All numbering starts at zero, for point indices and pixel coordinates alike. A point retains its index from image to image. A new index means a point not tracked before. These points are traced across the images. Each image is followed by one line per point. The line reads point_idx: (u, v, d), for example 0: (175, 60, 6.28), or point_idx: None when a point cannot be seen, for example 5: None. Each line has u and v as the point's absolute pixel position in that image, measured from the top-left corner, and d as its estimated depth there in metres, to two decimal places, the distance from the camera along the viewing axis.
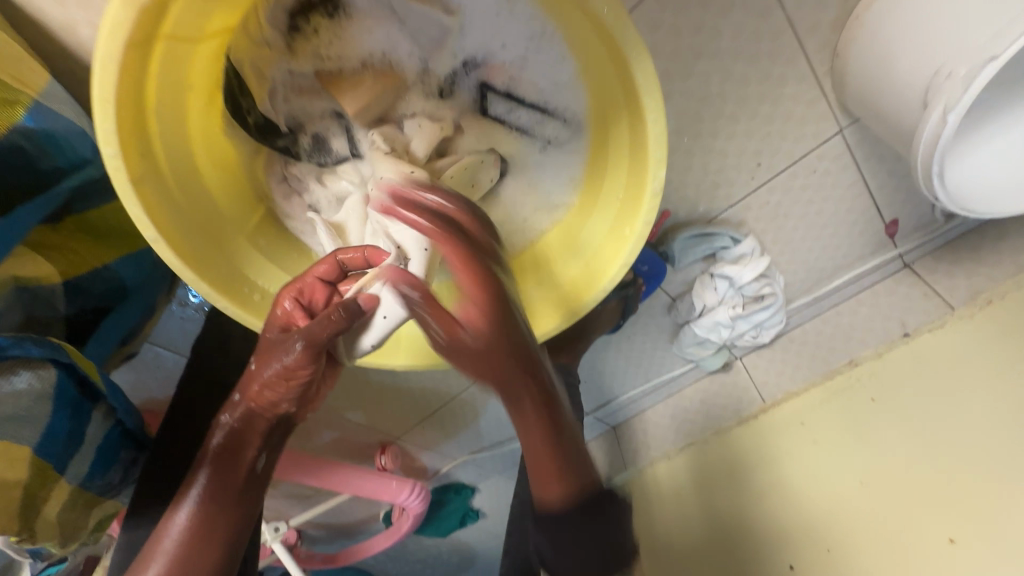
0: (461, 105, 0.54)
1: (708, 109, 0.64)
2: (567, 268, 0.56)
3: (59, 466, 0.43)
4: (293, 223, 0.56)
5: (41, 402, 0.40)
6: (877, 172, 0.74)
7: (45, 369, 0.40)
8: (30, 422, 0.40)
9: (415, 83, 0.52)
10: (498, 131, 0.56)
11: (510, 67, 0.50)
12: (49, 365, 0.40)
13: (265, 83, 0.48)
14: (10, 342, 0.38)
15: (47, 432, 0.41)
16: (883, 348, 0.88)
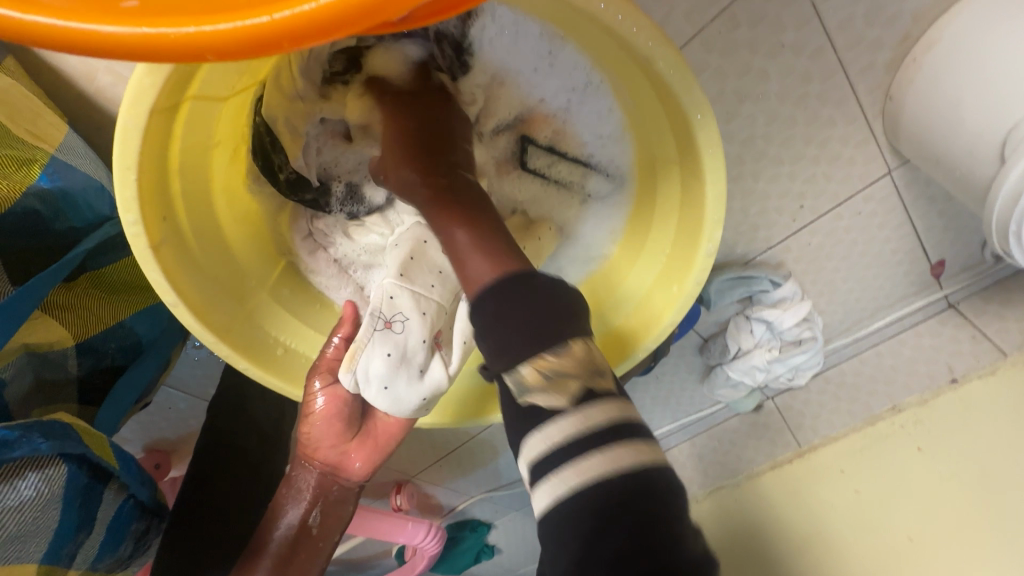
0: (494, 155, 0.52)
1: (751, 152, 0.61)
2: (605, 322, 0.53)
3: (68, 557, 0.40)
4: (318, 278, 0.54)
5: (51, 503, 0.38)
6: (926, 213, 0.70)
7: (55, 466, 0.38)
8: (37, 527, 0.37)
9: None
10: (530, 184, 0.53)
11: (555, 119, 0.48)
12: (60, 461, 0.39)
13: (297, 137, 0.47)
14: (20, 436, 0.37)
15: (59, 529, 0.39)
16: (929, 394, 0.83)
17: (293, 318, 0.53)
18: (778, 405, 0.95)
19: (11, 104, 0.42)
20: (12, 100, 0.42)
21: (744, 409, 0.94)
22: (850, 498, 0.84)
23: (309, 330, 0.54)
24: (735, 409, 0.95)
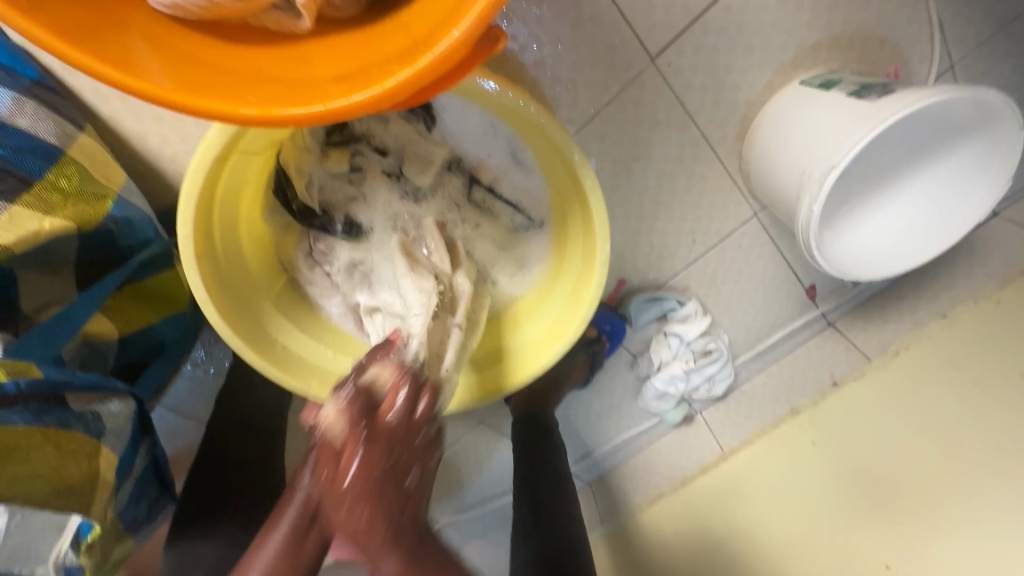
0: (448, 191, 0.68)
1: (648, 198, 0.81)
2: (546, 317, 0.69)
3: (118, 481, 0.53)
4: (313, 288, 0.69)
5: (127, 422, 0.54)
6: (791, 247, 0.90)
7: (127, 397, 0.55)
8: (120, 436, 0.54)
9: (408, 191, 0.66)
10: (476, 209, 0.69)
11: (495, 167, 0.65)
12: (128, 394, 0.55)
13: (304, 176, 0.61)
14: (101, 378, 0.52)
15: (122, 452, 0.54)
16: (819, 397, 1.01)
17: (291, 326, 0.67)
18: (706, 417, 1.10)
19: (92, 154, 0.57)
20: (93, 152, 0.57)
21: (673, 421, 1.08)
22: (763, 491, 0.99)
23: (300, 332, 0.67)
24: (667, 421, 1.09)
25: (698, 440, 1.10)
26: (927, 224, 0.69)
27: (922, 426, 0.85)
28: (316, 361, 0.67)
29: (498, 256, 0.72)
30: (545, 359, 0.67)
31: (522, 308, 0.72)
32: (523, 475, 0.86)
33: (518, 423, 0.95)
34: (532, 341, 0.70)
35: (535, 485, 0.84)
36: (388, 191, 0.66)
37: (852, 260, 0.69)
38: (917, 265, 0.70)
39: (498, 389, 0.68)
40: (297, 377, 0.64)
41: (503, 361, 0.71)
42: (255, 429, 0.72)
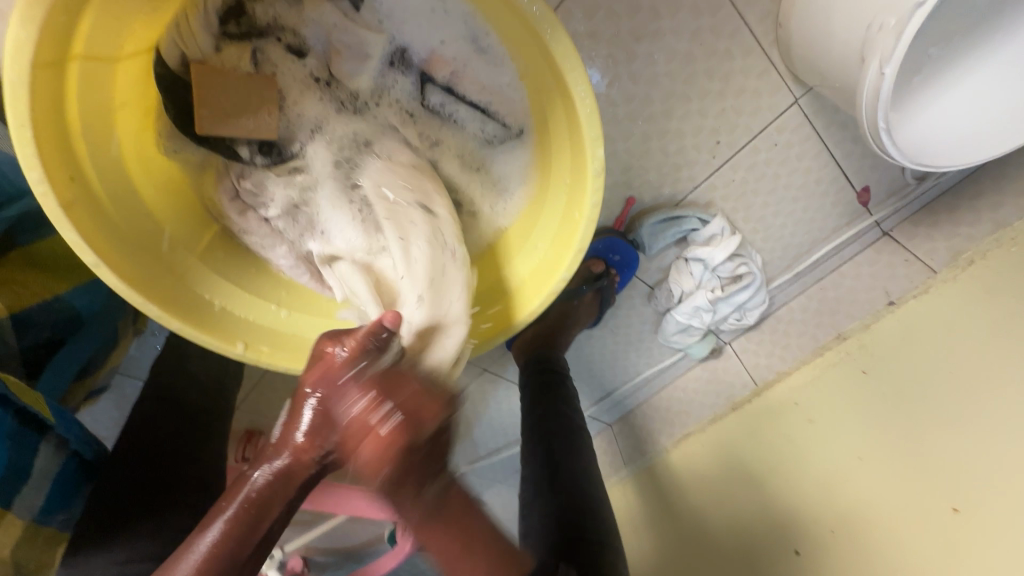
0: (396, 97, 0.55)
1: (657, 91, 0.64)
2: (533, 251, 0.56)
3: (5, 497, 0.40)
4: (251, 238, 0.56)
5: None
6: (841, 141, 0.73)
7: None
8: None
9: (344, 100, 0.54)
10: (434, 121, 0.56)
11: (451, 59, 0.51)
12: None
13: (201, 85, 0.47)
14: None
15: None
16: (870, 318, 0.87)
17: (228, 283, 0.55)
18: (735, 348, 0.99)
19: None
20: None
21: (699, 356, 0.96)
22: (806, 429, 0.87)
23: (243, 292, 0.55)
24: (692, 356, 0.97)
25: (727, 375, 1.00)
26: (1009, 110, 0.56)
27: (999, 348, 0.70)
28: (267, 324, 0.56)
29: (469, 183, 0.58)
30: (535, 301, 0.54)
31: (507, 241, 0.59)
32: (533, 427, 0.76)
33: (525, 369, 0.83)
34: (524, 277, 0.56)
35: (548, 436, 0.74)
36: (320, 103, 0.53)
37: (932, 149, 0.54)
38: (978, 160, 0.57)
39: (490, 341, 0.56)
40: (243, 343, 0.52)
41: (490, 305, 0.58)
42: (187, 412, 0.60)
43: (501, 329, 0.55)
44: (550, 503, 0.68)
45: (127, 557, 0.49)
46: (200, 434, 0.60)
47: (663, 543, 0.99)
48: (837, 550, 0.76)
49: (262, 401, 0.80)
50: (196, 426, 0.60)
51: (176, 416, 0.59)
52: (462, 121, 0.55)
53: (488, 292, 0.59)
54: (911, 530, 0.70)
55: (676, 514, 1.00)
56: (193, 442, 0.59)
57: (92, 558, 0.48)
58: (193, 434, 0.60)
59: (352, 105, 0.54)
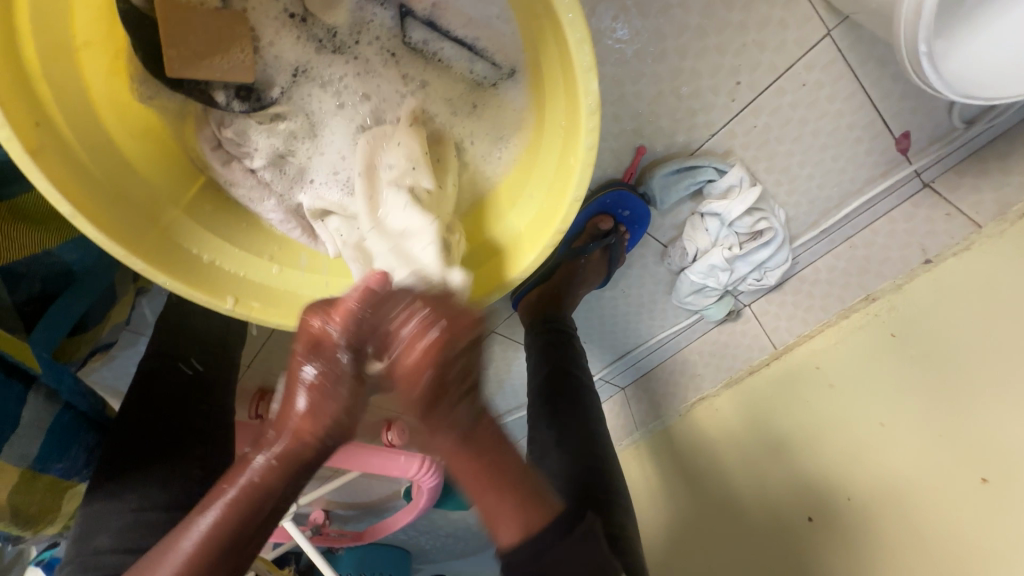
0: (379, 34, 0.51)
1: (669, 24, 0.58)
2: (528, 202, 0.53)
3: None
4: (239, 191, 0.54)
5: None
6: (878, 79, 0.65)
7: None
8: None
9: (322, 38, 0.50)
10: (419, 63, 0.52)
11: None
12: None
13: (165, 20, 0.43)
14: None
15: None
16: (904, 278, 0.80)
17: (215, 238, 0.53)
18: (755, 311, 0.94)
19: None
20: None
21: (716, 317, 0.92)
22: (825, 393, 0.83)
23: (235, 249, 0.54)
24: (708, 319, 0.93)
25: (745, 338, 0.95)
26: None
27: None
28: (259, 279, 0.54)
29: (465, 129, 0.55)
30: (531, 255, 0.51)
31: (504, 190, 0.55)
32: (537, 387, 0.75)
33: (529, 327, 0.81)
34: (521, 230, 0.53)
35: (552, 394, 0.72)
36: (297, 42, 0.50)
37: (994, 68, 0.47)
38: None
39: (487, 295, 0.53)
40: (233, 298, 0.51)
41: (487, 260, 0.55)
42: (190, 367, 0.60)
43: (497, 286, 0.53)
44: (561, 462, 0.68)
45: (139, 505, 0.51)
46: (201, 390, 0.59)
47: (676, 509, 0.96)
48: (854, 517, 0.74)
49: (269, 360, 0.81)
50: (198, 382, 0.59)
51: (174, 374, 0.58)
52: (448, 60, 0.51)
53: (485, 245, 0.56)
54: (936, 498, 0.67)
55: (690, 479, 0.96)
56: (194, 398, 0.58)
57: (108, 504, 0.50)
58: (194, 390, 0.59)
59: (331, 44, 0.50)
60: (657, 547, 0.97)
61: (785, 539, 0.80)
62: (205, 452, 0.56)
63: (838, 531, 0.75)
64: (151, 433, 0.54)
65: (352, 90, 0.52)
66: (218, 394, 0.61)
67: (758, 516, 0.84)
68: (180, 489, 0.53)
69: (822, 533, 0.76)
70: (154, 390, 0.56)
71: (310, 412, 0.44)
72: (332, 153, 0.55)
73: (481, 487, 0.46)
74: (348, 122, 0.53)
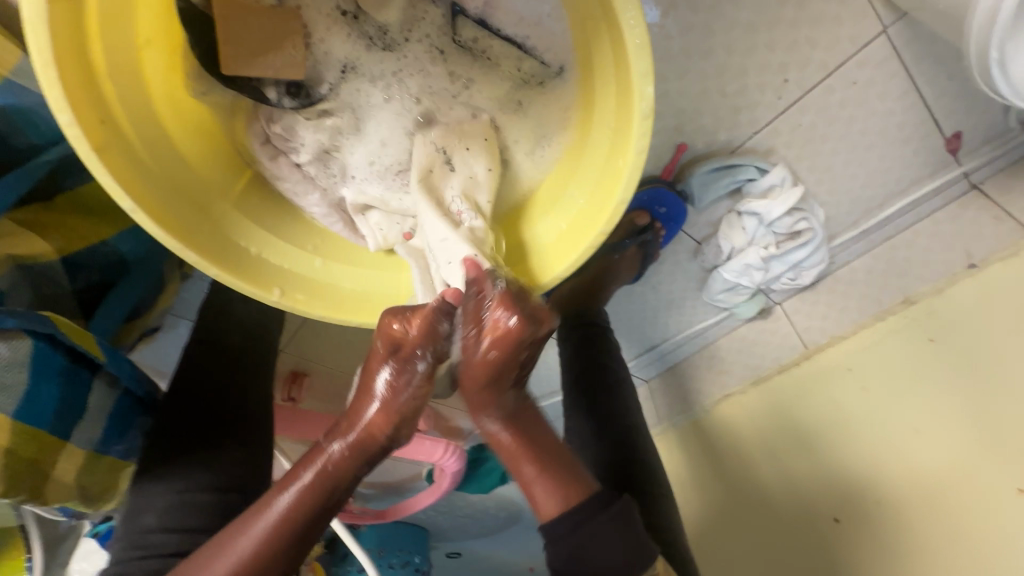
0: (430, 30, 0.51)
1: (719, 21, 0.56)
2: (571, 203, 0.52)
3: (61, 432, 0.43)
4: (285, 185, 0.55)
5: (22, 371, 0.40)
6: (933, 77, 0.63)
7: (20, 339, 0.40)
8: (10, 390, 0.39)
9: (372, 35, 0.50)
10: (467, 60, 0.52)
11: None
12: (25, 335, 0.40)
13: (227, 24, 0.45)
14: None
15: (37, 400, 0.41)
16: (945, 282, 0.78)
17: (263, 231, 0.53)
18: (787, 309, 0.92)
19: None
20: None
21: (747, 314, 0.91)
22: (858, 396, 0.82)
23: (282, 243, 0.54)
24: (738, 316, 0.92)
25: (775, 336, 0.93)
26: None
27: None
28: (304, 272, 0.54)
29: (507, 128, 0.55)
30: (572, 256, 0.51)
31: (546, 189, 0.56)
32: (572, 380, 0.75)
33: (563, 320, 0.81)
34: (561, 231, 0.53)
35: (587, 387, 0.73)
36: (347, 38, 0.50)
37: None
38: None
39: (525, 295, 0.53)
40: (280, 290, 0.51)
41: (523, 259, 0.56)
42: (231, 353, 0.61)
43: (531, 287, 0.53)
44: (597, 451, 0.70)
45: (184, 487, 0.52)
46: (242, 374, 0.61)
47: (707, 503, 0.97)
48: (883, 521, 0.74)
49: (304, 347, 0.82)
50: (239, 369, 0.61)
51: (216, 360, 0.60)
52: (497, 58, 0.51)
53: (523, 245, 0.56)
54: (970, 507, 0.67)
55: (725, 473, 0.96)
56: (237, 384, 0.60)
57: (155, 486, 0.52)
58: (235, 377, 0.60)
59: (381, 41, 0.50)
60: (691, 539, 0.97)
61: (813, 537, 0.80)
62: (245, 436, 0.57)
63: (865, 533, 0.75)
64: (195, 417, 0.55)
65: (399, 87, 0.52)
66: (259, 380, 0.62)
67: (786, 512, 0.85)
68: (225, 473, 0.55)
69: (847, 534, 0.77)
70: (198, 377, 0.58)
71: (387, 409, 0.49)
72: (372, 150, 0.54)
73: (523, 467, 0.54)
74: (395, 118, 0.53)
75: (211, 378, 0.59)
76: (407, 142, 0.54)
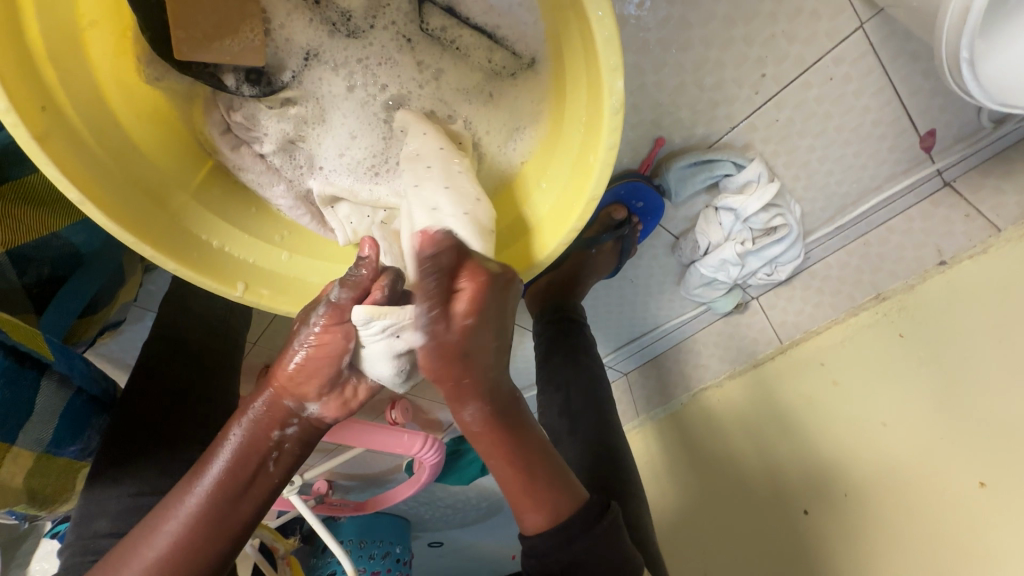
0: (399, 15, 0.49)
1: (696, 13, 0.55)
2: (543, 200, 0.52)
3: (9, 435, 0.41)
4: (248, 175, 0.53)
5: None
6: (909, 74, 0.63)
7: None
8: None
9: (336, 21, 0.49)
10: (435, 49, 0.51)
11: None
12: None
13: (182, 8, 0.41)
14: None
15: None
16: (917, 279, 0.79)
17: (223, 223, 0.52)
18: (763, 304, 0.93)
19: None
20: None
21: (724, 310, 0.92)
22: (828, 390, 0.83)
23: (245, 235, 0.53)
24: (715, 311, 0.93)
25: (750, 331, 0.95)
26: None
27: None
28: (269, 266, 0.53)
29: (480, 120, 0.53)
30: (542, 256, 0.50)
31: (520, 182, 0.54)
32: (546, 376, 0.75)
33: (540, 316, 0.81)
34: (533, 226, 0.52)
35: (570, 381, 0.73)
36: (310, 23, 0.48)
37: None
38: None
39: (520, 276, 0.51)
40: (243, 284, 0.50)
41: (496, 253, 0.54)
42: (192, 351, 0.60)
43: None
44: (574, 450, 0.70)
45: (139, 489, 0.51)
46: (200, 373, 0.59)
47: (680, 495, 0.98)
48: (850, 512, 0.76)
49: (276, 341, 0.81)
50: (202, 370, 0.60)
51: (178, 362, 0.58)
52: (465, 48, 0.50)
53: (513, 228, 0.54)
54: (931, 501, 0.69)
55: (699, 466, 0.97)
56: (196, 383, 0.59)
57: (108, 489, 0.50)
58: (199, 377, 0.59)
59: (345, 29, 0.49)
60: (664, 530, 0.99)
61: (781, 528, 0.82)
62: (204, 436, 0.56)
63: (833, 524, 0.77)
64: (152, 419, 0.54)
65: (367, 74, 0.50)
66: (219, 377, 0.61)
67: (756, 504, 0.87)
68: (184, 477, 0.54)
69: (815, 526, 0.78)
70: (157, 378, 0.56)
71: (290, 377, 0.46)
72: (339, 140, 0.53)
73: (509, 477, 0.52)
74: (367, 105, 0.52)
75: (172, 379, 0.57)
76: (376, 132, 0.53)
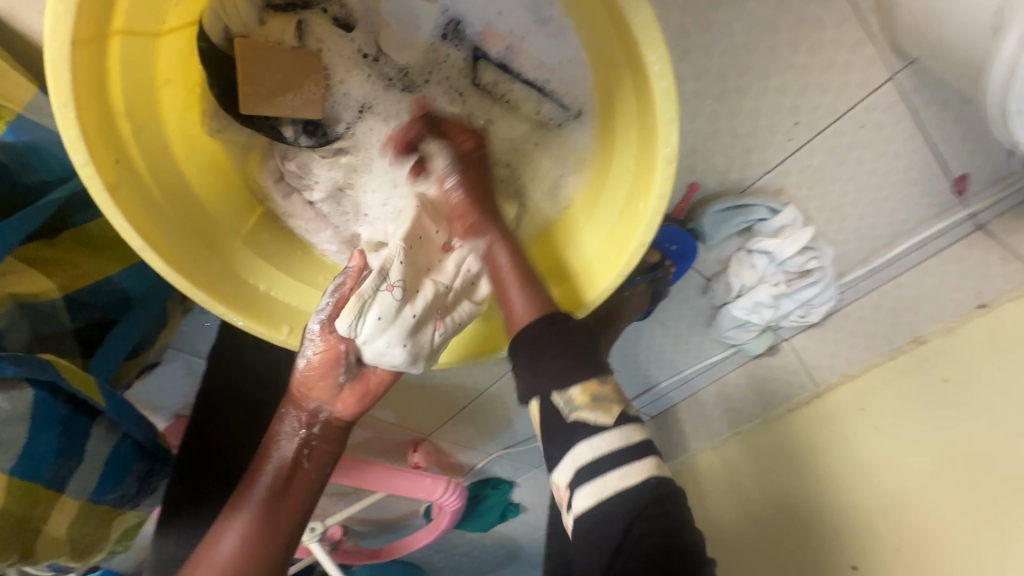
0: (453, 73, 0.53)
1: (732, 66, 0.57)
2: (597, 234, 0.51)
3: (53, 484, 0.41)
4: (296, 222, 0.55)
5: (16, 424, 0.38)
6: (941, 121, 0.64)
7: (20, 389, 0.38)
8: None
9: (394, 76, 0.53)
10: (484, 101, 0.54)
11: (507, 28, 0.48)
12: (26, 384, 0.39)
13: (250, 60, 0.45)
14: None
15: (29, 453, 0.39)
16: (955, 322, 0.78)
17: (271, 268, 0.52)
18: (794, 345, 0.90)
19: None
20: None
21: (755, 352, 0.90)
22: (870, 436, 0.81)
23: (294, 281, 0.53)
24: (746, 352, 0.91)
25: (783, 373, 0.92)
26: None
27: None
28: (310, 309, 0.53)
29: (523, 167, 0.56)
30: (607, 279, 0.49)
31: (569, 219, 0.54)
32: None
33: None
34: (592, 256, 0.51)
35: None
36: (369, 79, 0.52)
37: None
38: None
39: (494, 350, 0.54)
40: (288, 328, 0.51)
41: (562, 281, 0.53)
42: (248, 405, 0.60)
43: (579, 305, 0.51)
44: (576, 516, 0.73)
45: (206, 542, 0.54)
46: (247, 418, 0.60)
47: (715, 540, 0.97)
48: (901, 567, 0.72)
49: None
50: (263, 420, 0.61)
51: (231, 414, 0.60)
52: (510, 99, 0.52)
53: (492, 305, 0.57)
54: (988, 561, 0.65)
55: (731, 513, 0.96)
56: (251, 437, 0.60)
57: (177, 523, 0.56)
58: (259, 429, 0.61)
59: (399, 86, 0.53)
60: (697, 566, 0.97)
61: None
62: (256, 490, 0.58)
63: None
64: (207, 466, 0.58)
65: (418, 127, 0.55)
66: (263, 424, 0.61)
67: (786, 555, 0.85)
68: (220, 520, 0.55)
69: None
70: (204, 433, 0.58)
71: (314, 382, 0.52)
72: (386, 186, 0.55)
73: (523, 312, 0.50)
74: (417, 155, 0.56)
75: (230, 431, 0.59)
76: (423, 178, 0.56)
